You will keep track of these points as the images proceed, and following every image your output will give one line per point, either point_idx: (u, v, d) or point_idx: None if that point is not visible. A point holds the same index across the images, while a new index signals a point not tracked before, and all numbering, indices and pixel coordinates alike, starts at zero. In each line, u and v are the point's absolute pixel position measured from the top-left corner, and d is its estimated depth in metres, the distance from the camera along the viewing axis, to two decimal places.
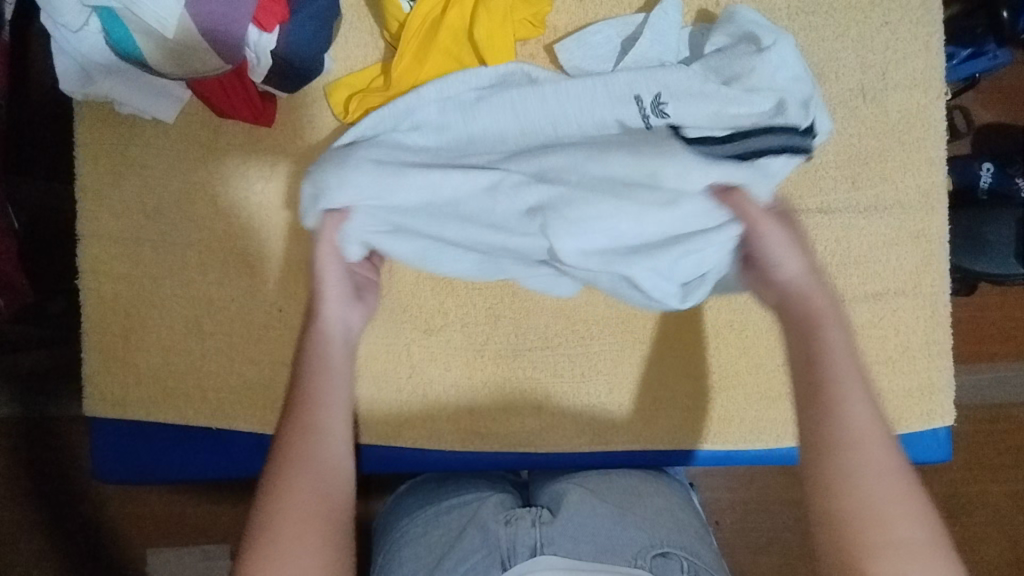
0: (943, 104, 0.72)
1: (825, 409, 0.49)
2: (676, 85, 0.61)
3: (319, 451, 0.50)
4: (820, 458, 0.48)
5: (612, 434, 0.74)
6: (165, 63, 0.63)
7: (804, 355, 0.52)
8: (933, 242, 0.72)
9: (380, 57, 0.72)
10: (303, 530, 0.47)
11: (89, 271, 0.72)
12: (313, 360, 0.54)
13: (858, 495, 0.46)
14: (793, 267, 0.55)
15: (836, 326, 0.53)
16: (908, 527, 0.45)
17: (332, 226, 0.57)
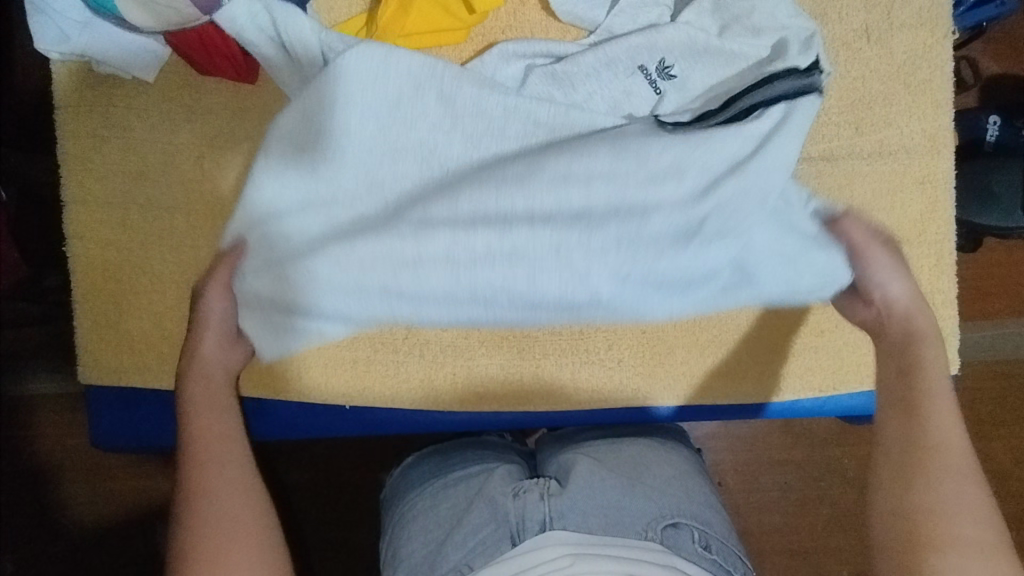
0: (950, 44, 0.69)
1: (909, 412, 0.56)
2: (679, 49, 0.66)
3: (210, 474, 0.56)
4: (902, 449, 0.54)
5: (612, 392, 0.73)
6: (145, 19, 0.61)
7: (906, 363, 0.59)
8: (938, 187, 0.70)
9: (363, 8, 0.69)
10: (207, 544, 0.52)
11: (76, 237, 0.70)
12: (192, 394, 0.62)
13: (929, 483, 0.51)
14: (898, 289, 0.63)
15: (932, 339, 0.60)
16: (970, 521, 0.49)
17: (225, 272, 0.63)
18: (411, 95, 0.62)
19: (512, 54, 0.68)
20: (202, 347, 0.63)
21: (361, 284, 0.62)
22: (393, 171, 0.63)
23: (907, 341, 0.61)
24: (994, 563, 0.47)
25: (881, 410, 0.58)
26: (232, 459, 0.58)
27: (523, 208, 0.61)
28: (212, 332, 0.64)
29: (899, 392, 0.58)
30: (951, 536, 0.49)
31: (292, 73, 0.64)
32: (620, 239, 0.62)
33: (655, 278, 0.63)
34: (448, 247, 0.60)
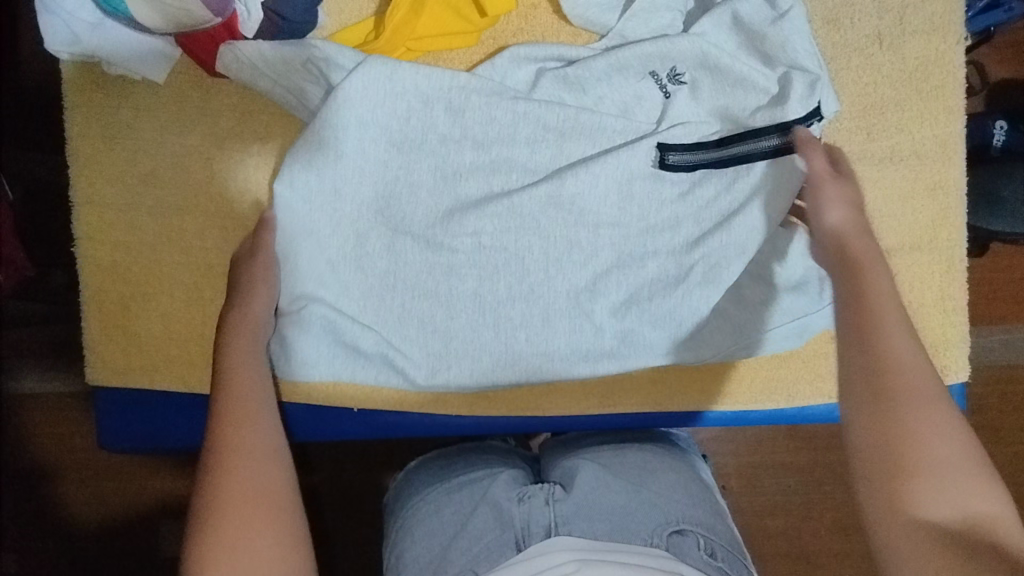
0: (962, 49, 0.69)
1: (861, 340, 0.50)
2: (691, 59, 0.66)
3: (251, 437, 0.53)
4: (865, 382, 0.48)
5: (619, 396, 0.72)
6: (156, 21, 0.61)
7: (854, 292, 0.53)
8: (949, 194, 0.69)
9: (374, 10, 0.69)
10: (246, 508, 0.49)
11: (84, 238, 0.70)
12: (236, 347, 0.59)
13: (898, 411, 0.46)
14: (839, 218, 0.58)
15: (872, 255, 0.55)
16: (942, 446, 0.45)
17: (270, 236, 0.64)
18: (415, 153, 0.66)
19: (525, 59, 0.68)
20: (253, 309, 0.61)
21: (383, 317, 0.67)
22: (414, 207, 0.66)
23: (856, 263, 0.54)
24: (973, 483, 0.44)
25: (839, 344, 0.51)
26: (271, 424, 0.55)
27: (533, 264, 0.67)
28: (262, 289, 0.62)
29: (853, 322, 0.51)
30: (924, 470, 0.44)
31: (308, 82, 0.65)
32: (624, 290, 0.68)
33: (651, 326, 0.68)
34: (470, 302, 0.67)
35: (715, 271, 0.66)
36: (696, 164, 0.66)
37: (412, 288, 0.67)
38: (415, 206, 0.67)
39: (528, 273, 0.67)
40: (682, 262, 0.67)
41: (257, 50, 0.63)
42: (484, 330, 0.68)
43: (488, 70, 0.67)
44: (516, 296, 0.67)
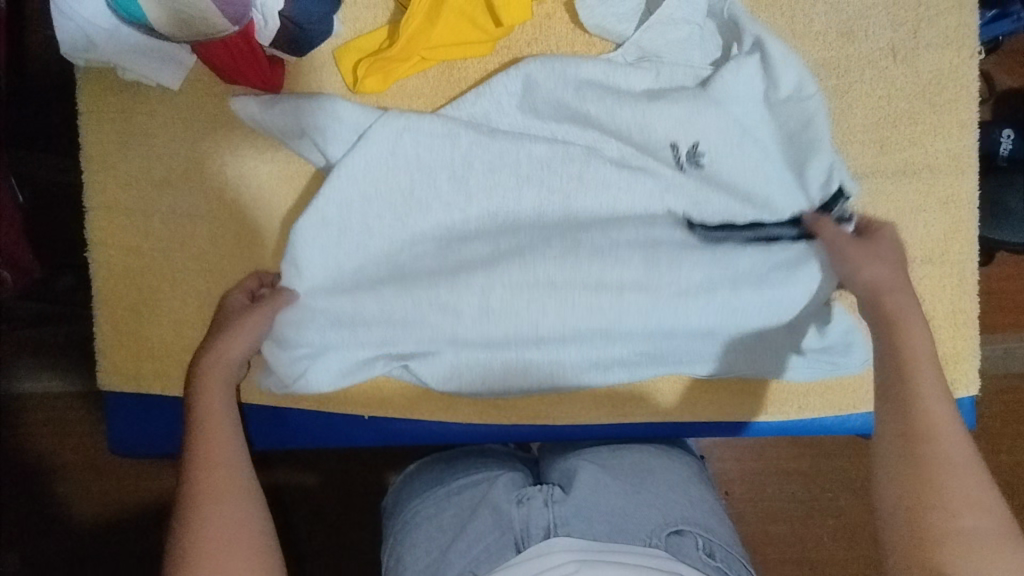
0: (976, 63, 0.69)
1: (902, 404, 0.53)
2: (715, 138, 0.66)
3: (221, 480, 0.53)
4: (907, 448, 0.51)
5: (630, 406, 0.72)
6: (172, 29, 0.61)
7: (890, 350, 0.57)
8: (962, 207, 0.69)
9: (389, 18, 0.69)
10: (225, 558, 0.49)
11: (97, 243, 0.70)
12: (204, 387, 0.59)
13: (931, 475, 0.49)
14: (873, 273, 0.61)
15: (911, 315, 0.58)
16: (978, 514, 0.47)
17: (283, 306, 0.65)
18: (424, 186, 0.67)
19: (532, 97, 0.68)
20: (228, 349, 0.61)
21: (395, 324, 0.68)
22: (427, 224, 0.68)
23: (890, 321, 0.58)
24: (1010, 554, 0.46)
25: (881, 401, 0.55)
26: (245, 467, 0.55)
27: (542, 294, 0.67)
28: (243, 339, 0.62)
29: (891, 391, 0.55)
30: (955, 531, 0.47)
31: (337, 146, 0.67)
32: (638, 307, 0.67)
33: (667, 341, 0.69)
34: (480, 321, 0.68)
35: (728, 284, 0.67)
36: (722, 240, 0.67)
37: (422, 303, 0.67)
38: (428, 244, 0.68)
39: (535, 289, 0.67)
40: (694, 277, 0.67)
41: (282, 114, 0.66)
42: (494, 339, 0.68)
43: (504, 80, 0.67)
44: (526, 306, 0.67)
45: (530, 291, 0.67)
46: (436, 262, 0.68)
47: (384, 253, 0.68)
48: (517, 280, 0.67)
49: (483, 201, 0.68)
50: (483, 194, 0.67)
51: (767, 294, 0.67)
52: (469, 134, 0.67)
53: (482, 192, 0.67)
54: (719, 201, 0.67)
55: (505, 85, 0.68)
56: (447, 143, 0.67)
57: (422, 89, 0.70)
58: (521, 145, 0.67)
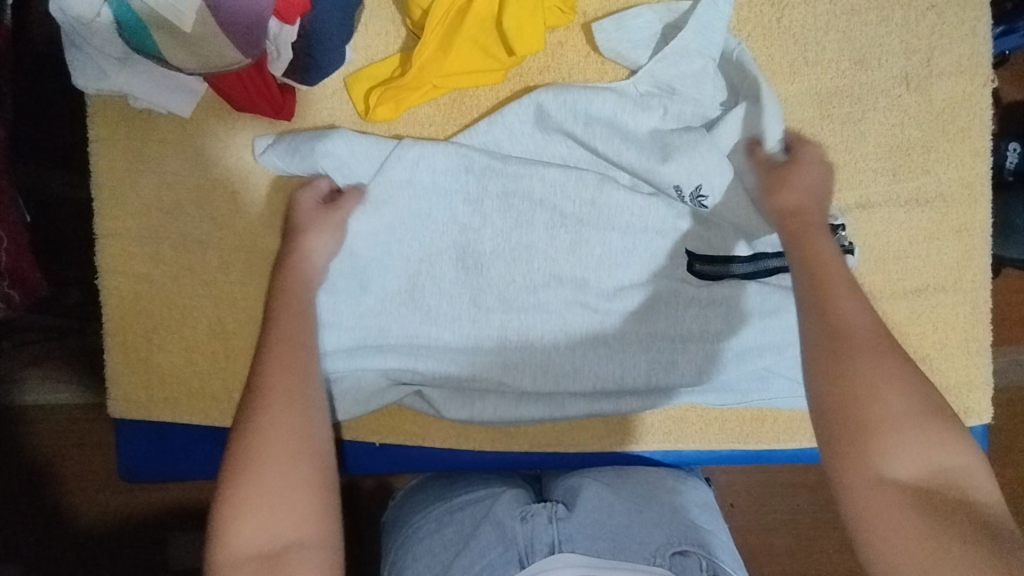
0: (989, 91, 0.69)
1: (818, 303, 0.55)
2: (718, 183, 0.64)
3: (290, 385, 0.56)
4: (832, 346, 0.52)
5: (641, 433, 0.72)
6: (186, 62, 0.60)
7: (806, 259, 0.58)
8: (975, 236, 0.69)
9: (402, 46, 0.69)
10: (285, 462, 0.52)
11: (107, 270, 0.70)
12: (286, 290, 0.62)
13: (856, 367, 0.51)
14: (798, 195, 0.63)
15: (818, 229, 0.60)
16: (898, 395, 0.50)
17: (354, 203, 0.65)
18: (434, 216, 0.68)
19: (542, 126, 0.68)
20: (312, 256, 0.63)
21: (406, 346, 0.69)
22: (443, 244, 0.68)
23: (798, 236, 0.60)
24: (928, 436, 0.49)
25: (800, 305, 0.56)
26: (313, 378, 0.58)
27: (553, 321, 0.69)
28: (327, 235, 0.64)
29: (806, 294, 0.56)
30: (882, 417, 0.49)
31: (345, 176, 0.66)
32: (644, 331, 0.68)
33: (677, 373, 0.68)
34: (496, 348, 0.69)
35: (731, 313, 0.68)
36: (721, 275, 0.67)
37: (442, 303, 0.69)
38: (441, 275, 0.68)
39: (543, 301, 0.68)
40: (702, 299, 0.68)
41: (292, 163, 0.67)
42: (502, 359, 0.69)
43: (516, 110, 0.67)
44: (539, 312, 0.69)
45: (540, 305, 0.68)
46: (451, 272, 0.68)
47: (397, 282, 0.68)
48: (557, 245, 0.68)
49: (498, 218, 0.68)
50: (495, 211, 0.68)
51: (764, 326, 0.67)
52: (478, 158, 0.67)
53: (496, 211, 0.68)
54: (726, 237, 0.67)
55: (511, 120, 0.68)
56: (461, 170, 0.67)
57: (434, 117, 0.69)
58: (528, 169, 0.67)
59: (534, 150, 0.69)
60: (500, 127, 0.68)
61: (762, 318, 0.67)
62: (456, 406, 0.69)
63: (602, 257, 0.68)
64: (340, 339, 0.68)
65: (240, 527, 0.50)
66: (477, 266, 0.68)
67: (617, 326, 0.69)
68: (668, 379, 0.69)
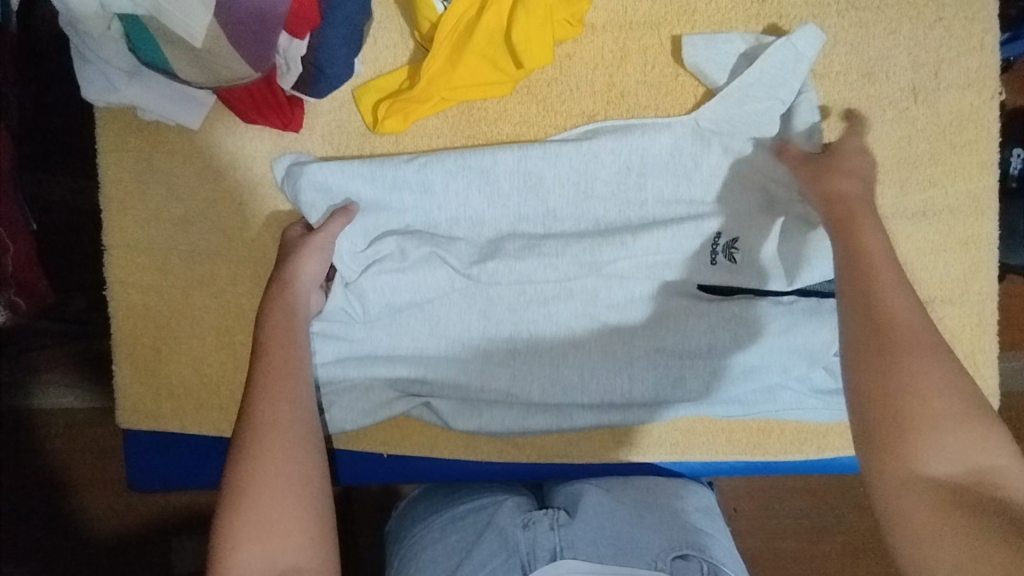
0: (996, 104, 0.69)
1: (864, 296, 0.53)
2: (750, 240, 0.67)
3: (281, 415, 0.56)
4: (872, 344, 0.51)
5: (648, 445, 0.72)
6: (195, 75, 0.60)
7: (852, 250, 0.56)
8: (982, 249, 0.69)
9: (411, 58, 0.69)
10: (277, 492, 0.52)
11: (117, 281, 0.70)
12: (274, 318, 0.61)
13: (898, 367, 0.49)
14: (845, 182, 0.60)
15: (868, 217, 0.58)
16: (940, 395, 0.49)
17: (337, 226, 0.65)
18: (459, 231, 0.69)
19: (567, 142, 0.68)
20: (299, 282, 0.64)
21: (415, 356, 0.69)
22: (450, 263, 0.67)
23: (847, 222, 0.58)
24: (968, 434, 0.47)
25: (838, 296, 0.54)
26: (306, 407, 0.58)
27: (563, 335, 0.69)
28: (312, 262, 0.64)
29: (851, 285, 0.54)
30: (922, 416, 0.48)
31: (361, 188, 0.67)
32: (654, 346, 0.69)
33: (687, 389, 0.69)
34: (505, 360, 0.69)
35: (739, 331, 0.68)
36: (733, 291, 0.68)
37: (449, 315, 0.69)
38: (452, 302, 0.68)
39: (554, 318, 0.69)
40: (710, 317, 0.68)
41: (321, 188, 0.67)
42: (511, 372, 0.69)
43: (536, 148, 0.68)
44: (547, 325, 0.69)
45: (550, 321, 0.69)
46: (461, 290, 0.68)
47: (407, 294, 0.67)
48: (560, 269, 0.67)
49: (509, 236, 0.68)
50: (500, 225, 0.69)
51: (771, 344, 0.68)
52: (497, 171, 0.68)
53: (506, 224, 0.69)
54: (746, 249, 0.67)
55: (536, 151, 0.68)
56: (472, 184, 0.68)
57: (442, 129, 0.70)
58: (538, 187, 0.68)
59: (578, 200, 0.68)
60: (519, 150, 0.68)
61: (771, 334, 0.67)
62: (465, 416, 0.70)
63: (612, 274, 0.68)
64: (350, 344, 0.68)
65: (236, 557, 0.49)
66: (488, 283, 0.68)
67: (627, 341, 0.69)
68: (677, 395, 0.69)
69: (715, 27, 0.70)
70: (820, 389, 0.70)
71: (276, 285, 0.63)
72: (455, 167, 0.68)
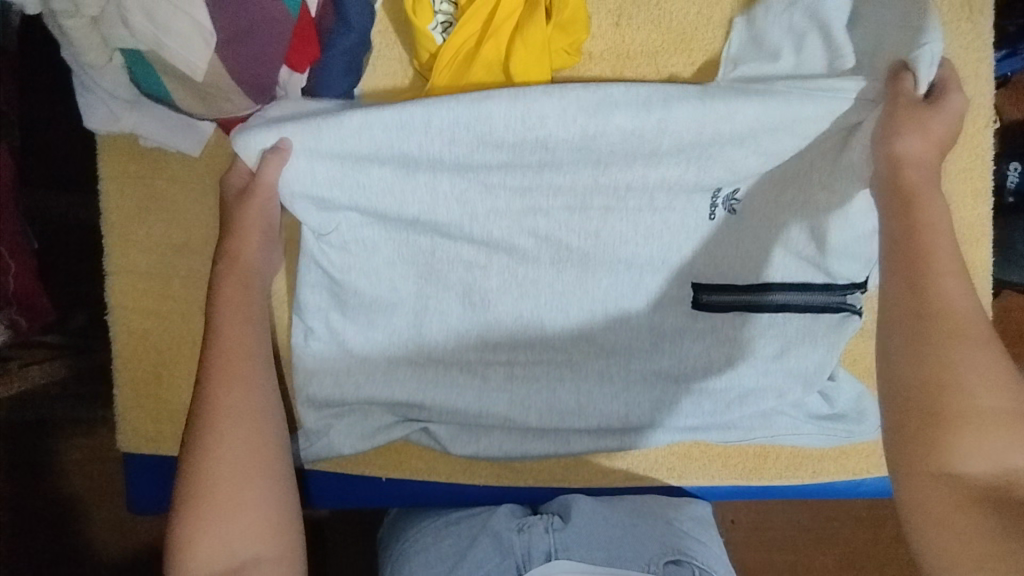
0: (991, 132, 0.70)
1: (919, 281, 0.51)
2: (750, 191, 0.66)
3: (236, 402, 0.57)
4: (917, 329, 0.49)
5: (645, 471, 0.73)
6: (196, 107, 0.61)
7: (909, 228, 0.53)
8: (976, 276, 0.70)
9: (409, 87, 0.70)
10: (235, 475, 0.55)
11: (117, 307, 0.70)
12: (227, 297, 0.61)
13: (941, 356, 0.48)
14: (916, 144, 0.56)
15: (929, 187, 0.54)
16: (988, 391, 0.47)
17: (274, 171, 0.60)
18: (442, 190, 0.64)
19: (559, 96, 0.61)
20: (245, 251, 0.62)
21: (410, 373, 0.69)
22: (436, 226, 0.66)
23: (911, 196, 0.54)
24: (1008, 435, 0.46)
25: (886, 270, 0.53)
26: (262, 386, 0.58)
27: (561, 361, 0.69)
28: (254, 234, 0.62)
29: (905, 267, 0.52)
30: (964, 410, 0.47)
31: None
32: (650, 371, 0.69)
33: (678, 416, 0.70)
34: (502, 384, 0.69)
35: (734, 357, 0.68)
36: (729, 306, 0.67)
37: (437, 293, 0.68)
38: (446, 301, 0.68)
39: (551, 347, 0.69)
40: (706, 345, 0.68)
41: (292, 134, 0.60)
42: (508, 397, 0.69)
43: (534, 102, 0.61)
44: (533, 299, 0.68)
45: (549, 347, 0.69)
46: (456, 271, 0.68)
47: (389, 249, 0.67)
48: (546, 238, 0.67)
49: (493, 197, 0.65)
50: (484, 184, 0.65)
51: (765, 369, 0.68)
52: (481, 130, 0.62)
53: (487, 183, 0.65)
54: (747, 266, 0.66)
55: (525, 109, 0.61)
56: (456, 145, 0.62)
57: None
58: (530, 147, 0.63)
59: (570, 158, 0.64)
60: (512, 108, 0.61)
61: (765, 360, 0.68)
62: (461, 441, 0.70)
63: (608, 293, 0.68)
64: (338, 326, 0.68)
65: (197, 544, 0.53)
66: (483, 303, 0.68)
67: (623, 368, 0.69)
68: (674, 423, 0.70)
69: (712, 55, 0.70)
70: (816, 414, 0.71)
71: (224, 257, 0.62)
72: (443, 123, 0.61)
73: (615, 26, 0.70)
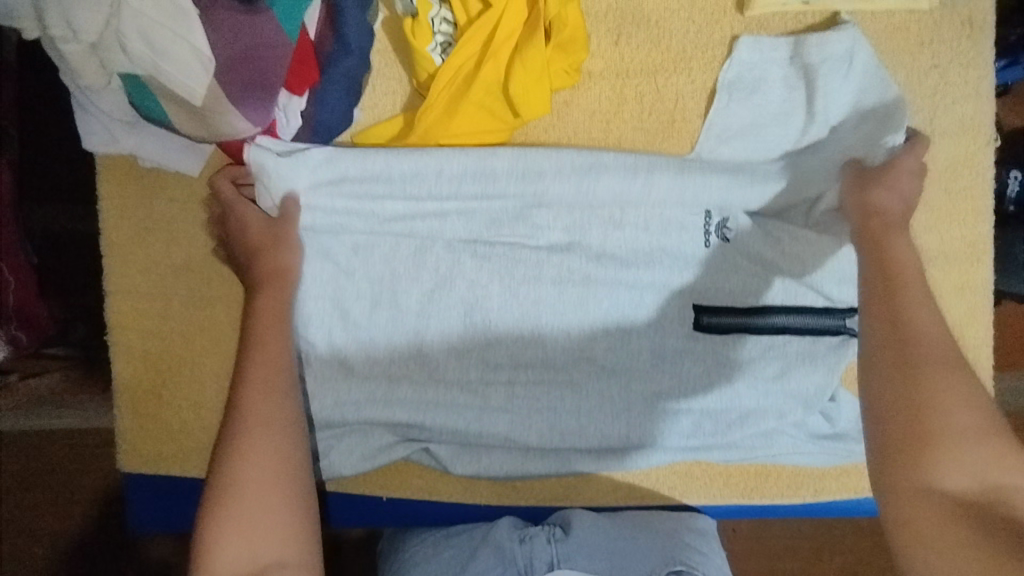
0: (991, 150, 0.70)
1: (893, 314, 0.54)
2: (743, 221, 0.67)
3: (271, 410, 0.56)
4: (894, 355, 0.51)
5: (646, 489, 0.73)
6: (195, 130, 0.61)
7: (881, 268, 0.58)
8: (977, 294, 0.70)
9: (408, 106, 0.70)
10: (265, 482, 0.53)
11: (118, 327, 0.70)
12: (263, 310, 0.62)
13: (921, 377, 0.49)
14: (886, 198, 0.62)
15: (897, 233, 0.60)
16: (965, 410, 0.48)
17: (294, 210, 0.65)
18: (449, 222, 0.68)
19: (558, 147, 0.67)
20: (275, 271, 0.63)
21: (411, 394, 0.68)
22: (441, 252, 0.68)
23: (878, 238, 0.60)
24: (987, 449, 0.46)
25: (863, 300, 0.56)
26: (295, 397, 0.59)
27: (561, 381, 0.69)
28: (288, 252, 0.64)
29: (880, 300, 0.55)
30: (945, 429, 0.47)
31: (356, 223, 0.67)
32: (651, 391, 0.69)
33: (679, 434, 0.69)
34: (503, 404, 0.69)
35: (735, 377, 0.68)
36: (728, 329, 0.68)
37: (439, 319, 0.68)
38: (446, 321, 0.68)
39: (551, 367, 0.69)
40: (706, 364, 0.68)
41: (309, 173, 0.65)
42: (509, 417, 0.69)
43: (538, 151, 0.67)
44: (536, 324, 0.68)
45: (550, 367, 0.69)
46: (460, 294, 0.68)
47: (392, 273, 0.67)
48: (553, 260, 0.68)
49: (498, 225, 0.68)
50: (490, 216, 0.68)
51: (765, 388, 0.68)
52: (493, 165, 0.67)
53: (491, 214, 0.68)
54: (745, 286, 0.67)
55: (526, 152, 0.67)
56: (464, 181, 0.67)
57: None
58: (534, 182, 0.67)
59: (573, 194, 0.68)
60: (523, 151, 0.67)
61: (766, 380, 0.68)
62: (462, 461, 0.70)
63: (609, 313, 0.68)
64: (338, 346, 0.68)
65: (219, 550, 0.50)
66: (485, 322, 0.68)
67: (624, 387, 0.69)
68: (675, 441, 0.69)
69: (711, 73, 0.70)
70: (817, 433, 0.71)
71: (259, 275, 0.63)
72: (455, 167, 0.67)
73: (614, 45, 0.70)
